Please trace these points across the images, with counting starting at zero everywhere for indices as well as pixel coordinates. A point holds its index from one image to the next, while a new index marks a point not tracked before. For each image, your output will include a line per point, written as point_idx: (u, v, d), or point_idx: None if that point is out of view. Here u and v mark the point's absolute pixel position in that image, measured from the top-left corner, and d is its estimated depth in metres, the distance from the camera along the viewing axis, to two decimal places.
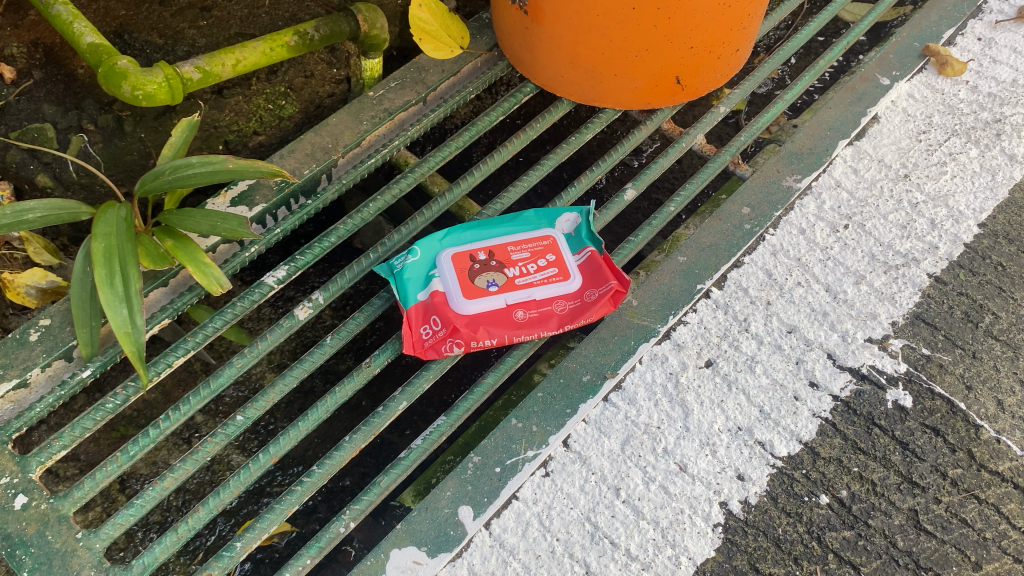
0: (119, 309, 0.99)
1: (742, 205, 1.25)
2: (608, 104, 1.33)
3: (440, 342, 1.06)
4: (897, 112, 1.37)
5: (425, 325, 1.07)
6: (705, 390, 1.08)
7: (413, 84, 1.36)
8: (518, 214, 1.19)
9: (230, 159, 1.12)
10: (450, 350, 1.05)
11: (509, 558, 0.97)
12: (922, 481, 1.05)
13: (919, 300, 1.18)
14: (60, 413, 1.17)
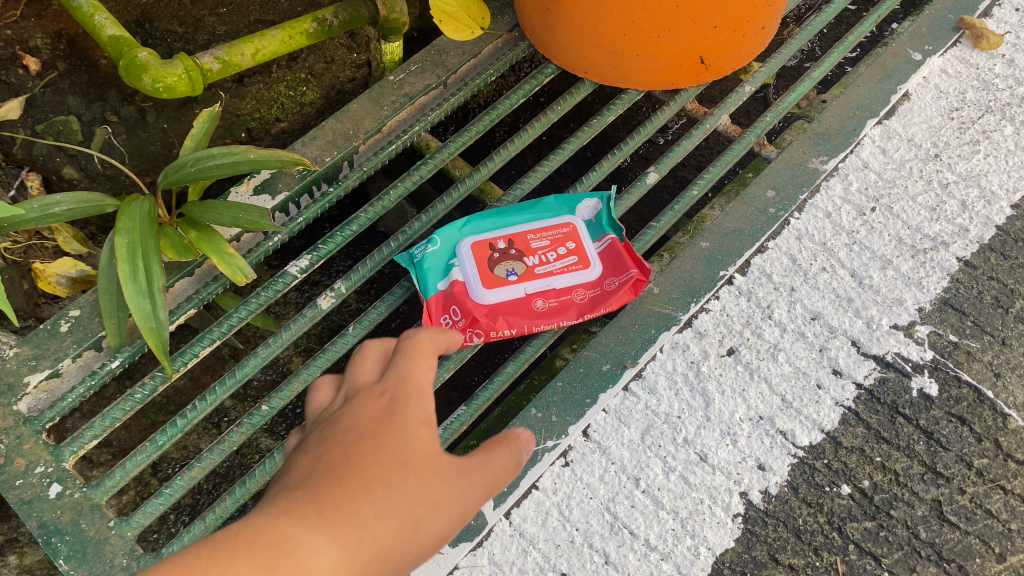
0: (143, 304, 1.01)
1: (767, 188, 1.22)
2: (631, 84, 1.31)
3: (459, 331, 1.07)
4: (929, 89, 1.33)
5: (445, 315, 1.08)
6: (726, 379, 1.07)
7: (433, 66, 1.35)
8: (539, 201, 1.18)
9: (252, 150, 1.14)
10: (470, 340, 1.06)
11: (528, 548, 0.98)
12: (947, 471, 1.04)
13: (947, 285, 1.16)
14: (92, 400, 1.20)
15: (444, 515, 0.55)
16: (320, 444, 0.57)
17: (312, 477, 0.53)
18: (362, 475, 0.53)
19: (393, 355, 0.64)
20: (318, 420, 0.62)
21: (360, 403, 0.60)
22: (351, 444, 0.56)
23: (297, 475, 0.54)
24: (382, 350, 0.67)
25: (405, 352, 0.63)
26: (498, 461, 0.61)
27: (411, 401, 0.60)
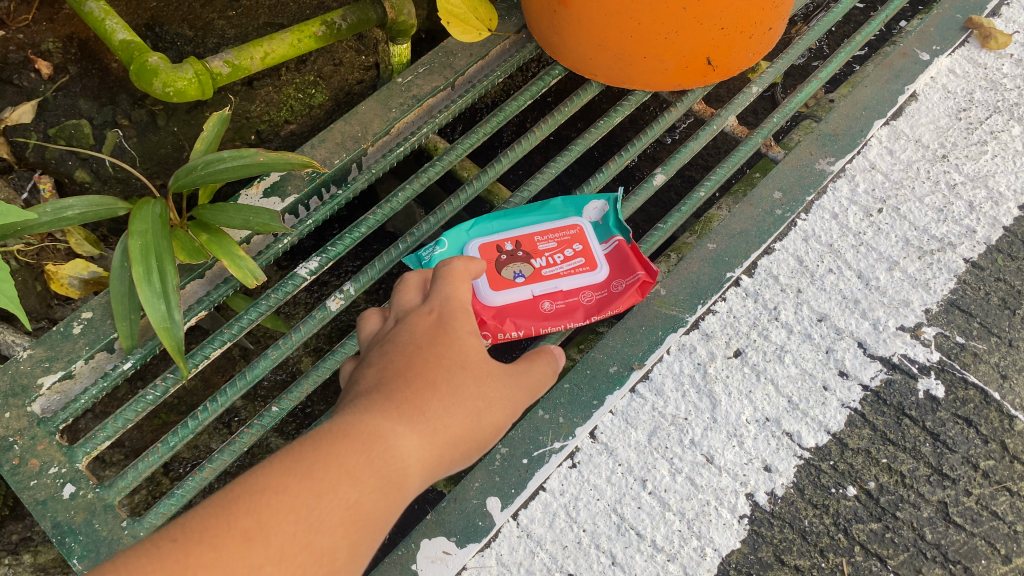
0: (158, 305, 1.01)
1: (773, 189, 1.22)
2: (638, 85, 1.31)
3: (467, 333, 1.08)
4: (936, 89, 1.33)
5: None
6: (733, 380, 1.08)
7: (441, 69, 1.36)
8: (546, 203, 1.18)
9: (261, 152, 1.15)
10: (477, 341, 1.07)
11: (536, 548, 0.99)
12: (953, 473, 1.04)
13: (954, 287, 1.16)
14: (104, 401, 1.22)
15: (491, 407, 0.73)
16: (387, 356, 0.74)
17: (389, 380, 0.70)
18: (428, 377, 0.70)
19: (434, 283, 0.83)
20: (378, 337, 0.80)
21: (414, 321, 0.78)
22: (413, 354, 0.73)
23: (375, 380, 0.71)
24: (422, 282, 0.87)
25: (445, 279, 0.83)
26: (536, 366, 0.83)
27: (454, 320, 0.78)
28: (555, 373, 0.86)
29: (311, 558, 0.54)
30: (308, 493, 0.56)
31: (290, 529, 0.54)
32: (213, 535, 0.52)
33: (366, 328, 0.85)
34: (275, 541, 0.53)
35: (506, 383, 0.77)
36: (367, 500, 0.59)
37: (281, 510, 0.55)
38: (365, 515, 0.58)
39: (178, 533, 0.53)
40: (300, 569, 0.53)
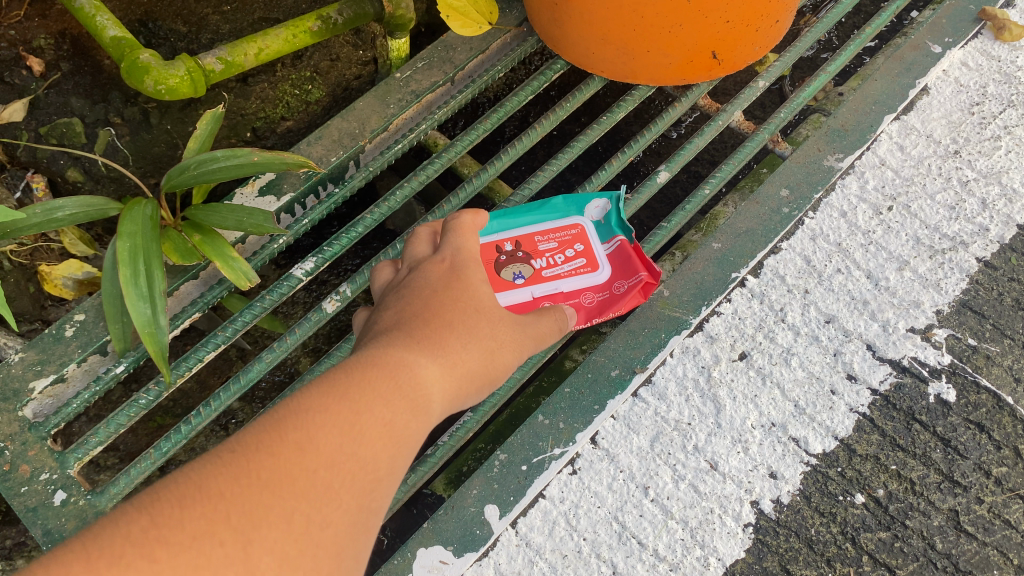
0: (143, 309, 0.99)
1: (780, 187, 1.19)
2: (642, 80, 1.28)
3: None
4: (948, 83, 1.29)
5: None
6: (738, 384, 1.05)
7: (440, 63, 1.33)
8: (546, 201, 1.14)
9: (255, 152, 1.12)
10: None
11: (535, 558, 0.97)
12: (964, 480, 1.02)
13: (966, 287, 1.13)
14: (98, 404, 1.20)
15: (503, 345, 0.79)
16: (407, 296, 0.78)
17: (412, 317, 0.74)
18: (448, 315, 0.75)
19: (444, 234, 0.85)
20: (392, 284, 0.83)
21: (427, 269, 0.81)
22: (434, 293, 0.77)
23: (397, 318, 0.74)
24: (432, 233, 0.89)
25: (456, 232, 0.84)
26: (544, 320, 0.90)
27: (468, 267, 0.82)
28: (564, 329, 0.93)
29: (362, 466, 0.57)
30: (352, 411, 0.58)
31: (343, 439, 0.56)
32: (272, 444, 0.54)
33: (379, 280, 0.88)
34: (327, 453, 0.55)
35: (517, 325, 0.82)
36: (408, 417, 0.62)
37: (331, 422, 0.57)
38: (406, 431, 0.61)
39: (238, 443, 0.54)
40: (351, 476, 0.55)
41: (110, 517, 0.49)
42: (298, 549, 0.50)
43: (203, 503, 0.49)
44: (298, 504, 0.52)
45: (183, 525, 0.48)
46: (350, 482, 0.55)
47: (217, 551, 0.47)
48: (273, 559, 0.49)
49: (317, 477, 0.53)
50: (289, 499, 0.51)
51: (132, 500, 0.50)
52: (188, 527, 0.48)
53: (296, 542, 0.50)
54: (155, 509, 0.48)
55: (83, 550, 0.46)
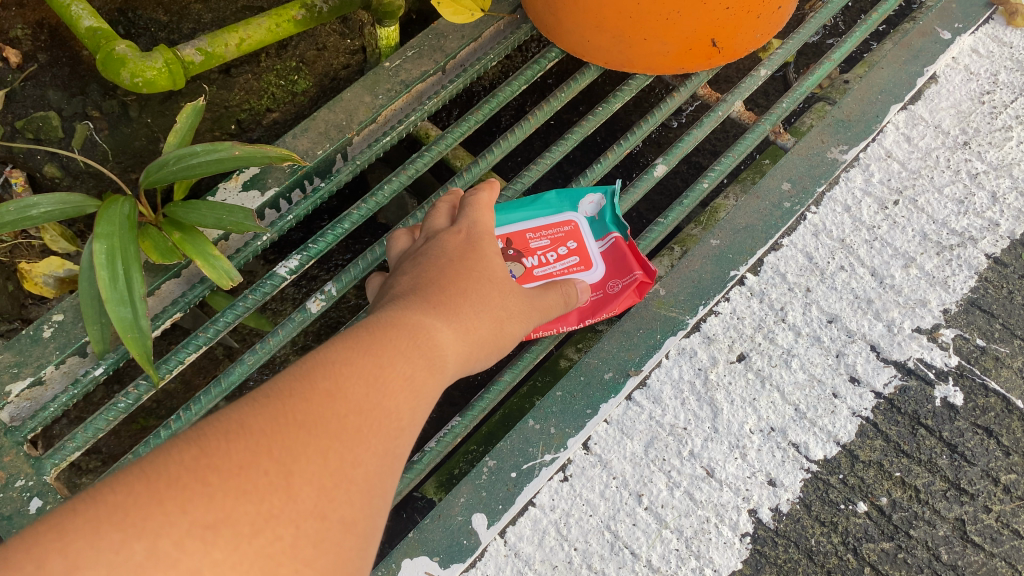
0: (123, 312, 0.94)
1: (782, 180, 1.15)
2: (639, 69, 1.22)
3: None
4: (958, 71, 1.24)
5: None
6: (736, 388, 1.01)
7: (430, 52, 1.27)
8: (539, 197, 1.08)
9: (238, 146, 1.07)
10: None
11: (524, 569, 0.94)
12: (971, 488, 0.98)
13: (975, 285, 1.08)
14: (80, 406, 1.17)
15: (509, 316, 0.83)
16: (420, 268, 0.82)
17: (425, 286, 0.78)
18: (459, 283, 0.79)
19: (461, 210, 0.91)
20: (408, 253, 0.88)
21: (444, 240, 0.86)
22: (445, 266, 0.81)
23: (411, 286, 0.79)
24: (450, 206, 0.94)
25: (473, 207, 0.90)
26: (550, 293, 0.93)
27: (482, 241, 0.87)
28: (569, 304, 0.96)
29: (387, 414, 0.59)
30: (378, 365, 0.63)
31: (368, 390, 0.60)
32: (304, 391, 0.56)
33: (397, 248, 0.95)
34: (354, 401, 0.58)
35: (521, 300, 0.86)
36: (424, 375, 0.66)
37: (356, 375, 0.60)
38: (422, 387, 0.65)
39: (271, 390, 0.56)
40: (378, 422, 0.58)
41: (158, 450, 0.50)
42: (337, 482, 0.52)
43: (249, 437, 0.51)
44: (333, 442, 0.53)
45: (231, 456, 0.49)
46: (376, 428, 0.58)
47: (264, 479, 0.49)
48: (314, 489, 0.50)
49: (349, 421, 0.56)
50: (325, 438, 0.53)
51: (177, 436, 0.51)
52: (237, 457, 0.49)
53: (334, 476, 0.52)
54: (203, 441, 0.50)
55: (143, 474, 0.47)
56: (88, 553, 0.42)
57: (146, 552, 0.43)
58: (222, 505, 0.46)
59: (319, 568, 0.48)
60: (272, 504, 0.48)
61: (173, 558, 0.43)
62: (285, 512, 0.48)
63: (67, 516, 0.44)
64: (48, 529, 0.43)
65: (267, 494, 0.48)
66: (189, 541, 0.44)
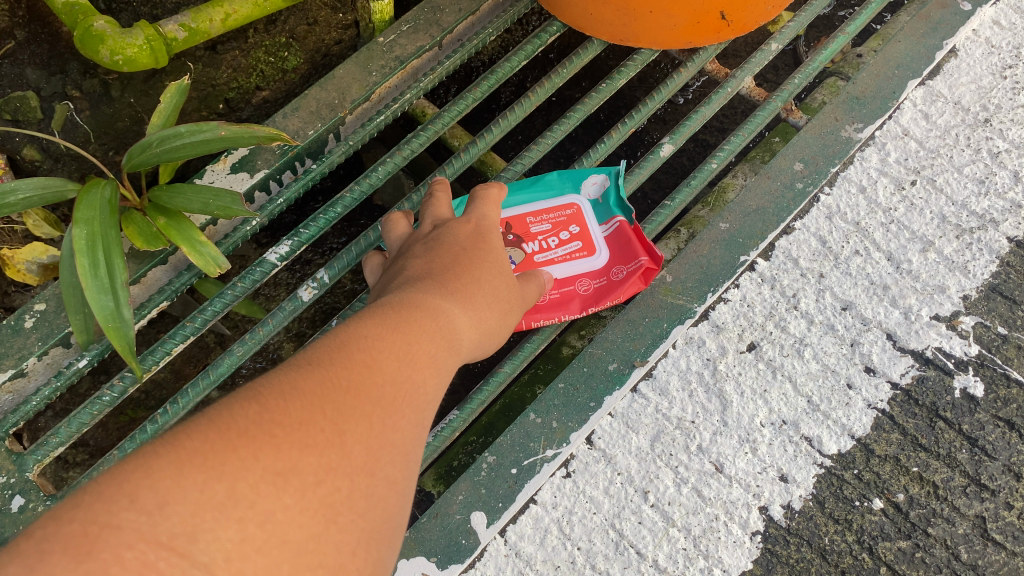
0: (104, 302, 0.87)
1: (794, 160, 1.10)
2: (645, 43, 1.16)
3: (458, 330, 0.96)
4: (978, 44, 1.18)
5: None
6: (746, 378, 0.97)
7: (427, 26, 1.21)
8: (539, 177, 1.04)
9: (222, 125, 0.99)
10: None
11: (525, 569, 0.90)
12: (992, 483, 0.94)
13: (996, 271, 1.03)
14: (65, 398, 1.13)
15: (516, 302, 0.81)
16: (433, 252, 0.78)
17: (443, 265, 0.76)
18: (473, 264, 0.77)
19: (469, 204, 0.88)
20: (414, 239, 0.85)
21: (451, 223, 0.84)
22: (462, 248, 0.79)
23: (426, 267, 0.76)
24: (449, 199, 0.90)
25: (481, 201, 0.87)
26: (531, 282, 0.89)
27: (490, 226, 0.85)
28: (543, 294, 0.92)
29: (418, 387, 0.58)
30: (410, 339, 0.61)
31: (402, 362, 0.58)
32: (343, 360, 0.55)
33: (396, 234, 0.90)
34: (390, 372, 0.57)
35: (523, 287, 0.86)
36: (446, 353, 0.65)
37: (388, 348, 0.59)
38: (445, 363, 0.64)
39: (311, 358, 0.54)
40: (411, 393, 0.57)
41: (216, 405, 0.48)
42: (381, 444, 0.51)
43: (302, 396, 0.49)
44: (375, 409, 0.52)
45: (290, 412, 0.48)
46: (410, 398, 0.57)
47: (321, 434, 0.48)
48: (363, 449, 0.49)
49: (389, 390, 0.55)
50: (369, 404, 0.52)
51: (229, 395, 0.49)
52: (295, 412, 0.48)
53: (378, 438, 0.51)
54: (261, 399, 0.48)
55: (212, 423, 0.45)
56: (176, 491, 0.40)
57: (228, 491, 0.42)
58: (289, 455, 0.45)
59: (369, 520, 0.47)
60: (331, 458, 0.47)
61: (250, 500, 0.42)
62: (341, 466, 0.47)
63: (148, 457, 0.42)
64: (134, 468, 0.41)
65: (325, 449, 0.47)
66: (262, 486, 0.43)
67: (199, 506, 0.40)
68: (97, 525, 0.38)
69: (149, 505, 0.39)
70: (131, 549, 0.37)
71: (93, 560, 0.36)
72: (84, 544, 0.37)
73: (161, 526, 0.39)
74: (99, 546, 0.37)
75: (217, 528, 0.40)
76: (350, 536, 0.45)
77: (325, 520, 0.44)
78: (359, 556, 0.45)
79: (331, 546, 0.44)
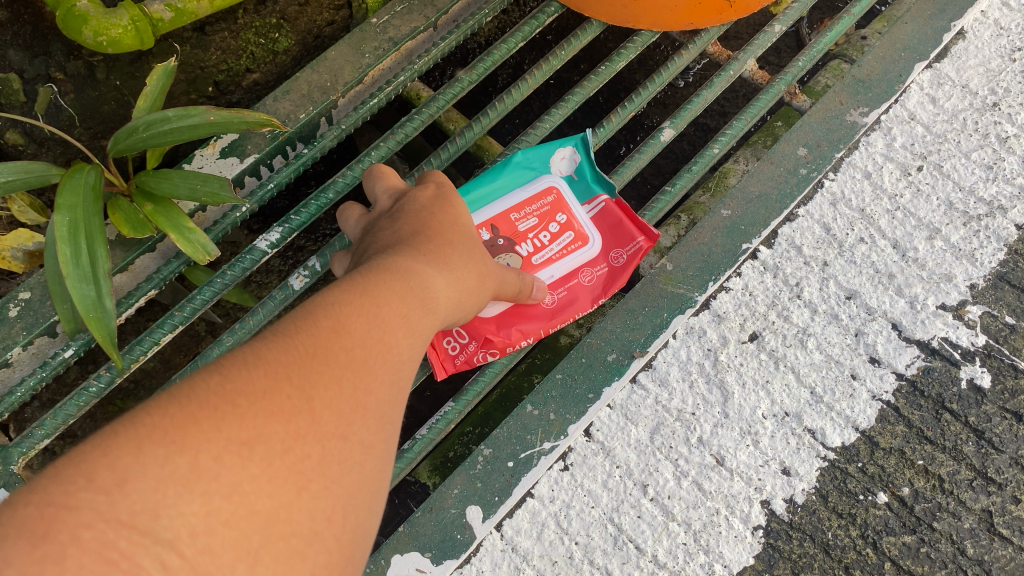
0: (85, 291, 0.84)
1: (797, 145, 1.07)
2: (645, 24, 1.12)
3: (469, 352, 0.94)
4: (987, 25, 1.15)
5: (445, 336, 0.94)
6: (748, 369, 0.95)
7: (421, 6, 1.17)
8: (508, 161, 0.98)
9: (211, 109, 0.95)
10: (484, 360, 0.94)
11: (522, 565, 0.88)
12: (999, 477, 0.92)
13: (1004, 259, 1.01)
14: (52, 387, 1.10)
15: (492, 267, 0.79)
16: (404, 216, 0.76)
17: (414, 230, 0.73)
18: (448, 230, 0.75)
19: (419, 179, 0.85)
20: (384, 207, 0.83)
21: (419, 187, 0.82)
22: (435, 212, 0.77)
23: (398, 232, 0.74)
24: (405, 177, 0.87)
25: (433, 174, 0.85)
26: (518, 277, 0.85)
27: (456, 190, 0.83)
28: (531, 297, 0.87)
29: (390, 348, 0.56)
30: (382, 300, 0.59)
31: (372, 325, 0.56)
32: (312, 324, 0.53)
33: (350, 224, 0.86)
34: (358, 334, 0.54)
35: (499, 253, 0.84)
36: (421, 315, 0.62)
37: (359, 311, 0.56)
38: (420, 325, 0.62)
39: (275, 325, 0.52)
40: (383, 355, 0.55)
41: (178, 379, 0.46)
42: (353, 407, 0.49)
43: (266, 364, 0.47)
44: (345, 371, 0.50)
45: (253, 380, 0.46)
46: (382, 360, 0.55)
47: (287, 401, 0.46)
48: (334, 414, 0.48)
49: (359, 352, 0.53)
50: (338, 367, 0.50)
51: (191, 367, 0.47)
52: (258, 381, 0.46)
53: (349, 401, 0.49)
54: (224, 369, 0.46)
55: (171, 397, 0.43)
56: (136, 466, 0.38)
57: (190, 465, 0.40)
58: (253, 424, 0.43)
59: (345, 486, 0.46)
60: (298, 424, 0.45)
61: (214, 472, 0.40)
62: (310, 433, 0.45)
63: (104, 434, 0.40)
64: (90, 447, 0.39)
65: (292, 415, 0.45)
66: (226, 459, 0.41)
67: (162, 481, 0.38)
68: (56, 507, 0.36)
69: (107, 484, 0.38)
70: (90, 530, 0.36)
71: (50, 543, 0.35)
72: (41, 528, 0.35)
73: (120, 505, 0.37)
74: (56, 529, 0.35)
75: (182, 502, 0.38)
76: (324, 502, 0.44)
77: (295, 488, 0.43)
78: (335, 522, 0.44)
79: (303, 514, 0.43)
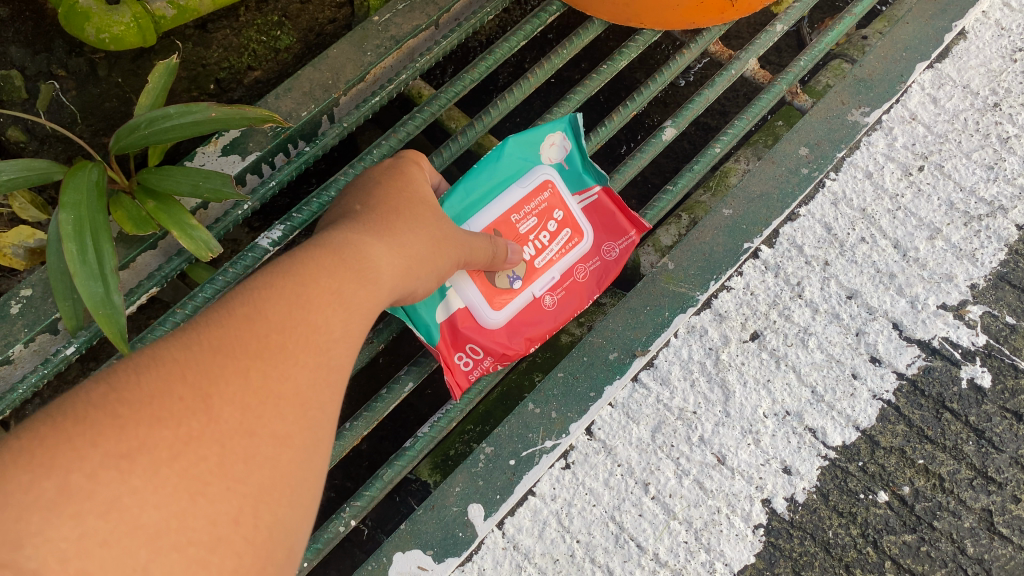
0: (93, 288, 0.83)
1: (799, 145, 1.07)
2: (647, 24, 1.12)
3: (482, 365, 0.95)
4: (989, 26, 1.15)
5: (458, 353, 0.94)
6: (749, 368, 0.95)
7: (423, 5, 1.17)
8: (502, 153, 0.95)
9: (212, 106, 0.95)
10: (496, 369, 0.96)
11: (523, 563, 0.88)
12: (999, 476, 0.92)
13: (1004, 259, 1.01)
14: (53, 385, 1.10)
15: (449, 237, 0.76)
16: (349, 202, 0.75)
17: (354, 213, 0.71)
18: (391, 209, 0.73)
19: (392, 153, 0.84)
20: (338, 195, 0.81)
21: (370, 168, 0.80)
22: (381, 191, 0.75)
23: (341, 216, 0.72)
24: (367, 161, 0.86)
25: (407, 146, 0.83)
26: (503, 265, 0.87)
27: (409, 163, 0.80)
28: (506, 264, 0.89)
29: (314, 331, 0.54)
30: (306, 282, 0.57)
31: (292, 308, 0.54)
32: (219, 319, 0.51)
33: None
34: (274, 319, 0.52)
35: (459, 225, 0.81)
36: (358, 294, 0.60)
37: (279, 295, 0.54)
38: (358, 301, 0.60)
39: (181, 325, 0.51)
40: (306, 337, 0.53)
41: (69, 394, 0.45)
42: (259, 401, 0.48)
43: (159, 368, 0.46)
44: (250, 364, 0.49)
45: (142, 386, 0.44)
46: (303, 343, 0.53)
47: (177, 405, 0.44)
48: (234, 411, 0.46)
49: (273, 340, 0.51)
50: (242, 359, 0.48)
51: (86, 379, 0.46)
52: (145, 386, 0.44)
53: (253, 396, 0.47)
54: (111, 377, 0.44)
55: (51, 416, 0.42)
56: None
57: (59, 487, 0.38)
58: (138, 432, 0.41)
59: (252, 484, 0.45)
60: (191, 426, 0.43)
61: (88, 491, 0.39)
62: (206, 434, 0.44)
63: None
64: None
65: (183, 417, 0.44)
66: (104, 474, 0.39)
67: (25, 509, 0.37)
68: None
69: None
70: None
71: None
72: None
73: None
74: None
75: (47, 527, 0.37)
76: (226, 504, 0.43)
77: (189, 495, 0.41)
78: (243, 523, 0.43)
79: (200, 519, 0.41)
